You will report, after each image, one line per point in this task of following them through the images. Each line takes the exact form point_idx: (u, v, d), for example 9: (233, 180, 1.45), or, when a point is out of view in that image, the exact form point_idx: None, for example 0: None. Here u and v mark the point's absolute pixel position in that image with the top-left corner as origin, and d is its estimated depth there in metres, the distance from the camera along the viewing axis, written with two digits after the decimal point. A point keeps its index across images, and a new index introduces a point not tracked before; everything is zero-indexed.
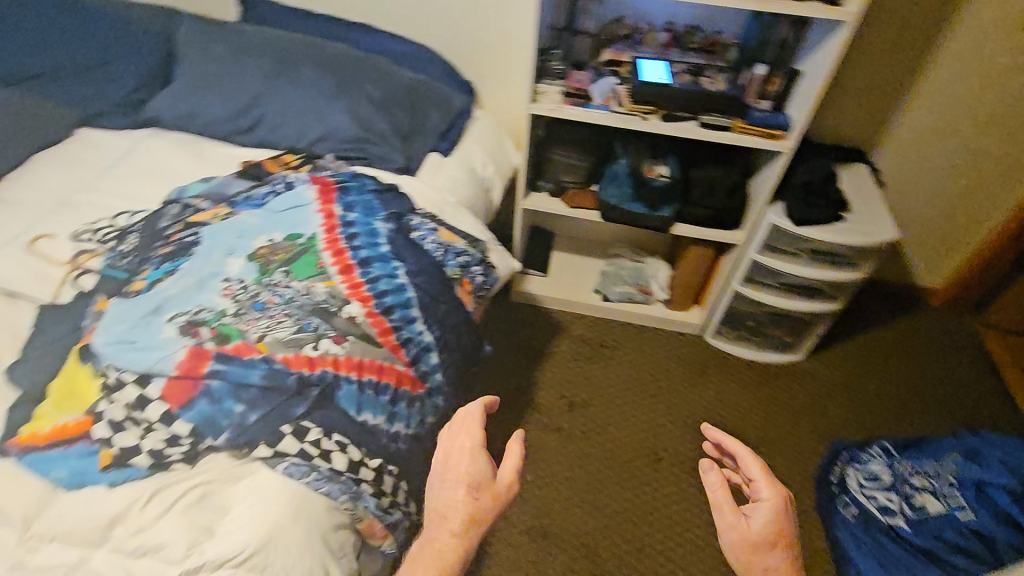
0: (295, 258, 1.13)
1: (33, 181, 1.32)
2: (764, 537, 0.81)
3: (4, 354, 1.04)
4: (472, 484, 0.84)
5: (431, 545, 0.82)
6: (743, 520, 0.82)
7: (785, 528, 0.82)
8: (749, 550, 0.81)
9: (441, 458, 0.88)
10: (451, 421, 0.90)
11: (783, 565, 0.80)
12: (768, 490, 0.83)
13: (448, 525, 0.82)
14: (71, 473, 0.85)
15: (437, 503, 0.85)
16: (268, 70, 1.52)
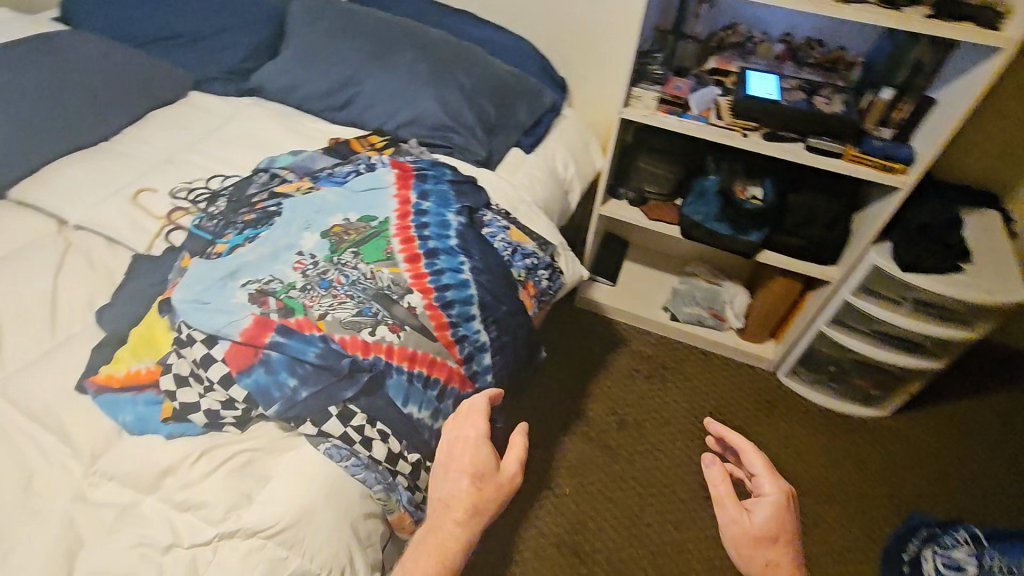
0: (366, 241, 1.13)
1: (146, 137, 1.42)
2: (766, 532, 0.77)
3: (98, 295, 1.12)
4: (474, 473, 0.84)
5: (433, 535, 0.81)
6: (746, 516, 0.78)
7: (788, 523, 0.78)
8: (751, 545, 0.76)
9: (447, 449, 0.88)
10: (457, 414, 0.91)
11: (786, 561, 0.75)
12: (770, 485, 0.80)
13: (450, 514, 0.82)
14: (136, 418, 0.91)
15: (440, 493, 0.84)
16: (367, 51, 1.55)
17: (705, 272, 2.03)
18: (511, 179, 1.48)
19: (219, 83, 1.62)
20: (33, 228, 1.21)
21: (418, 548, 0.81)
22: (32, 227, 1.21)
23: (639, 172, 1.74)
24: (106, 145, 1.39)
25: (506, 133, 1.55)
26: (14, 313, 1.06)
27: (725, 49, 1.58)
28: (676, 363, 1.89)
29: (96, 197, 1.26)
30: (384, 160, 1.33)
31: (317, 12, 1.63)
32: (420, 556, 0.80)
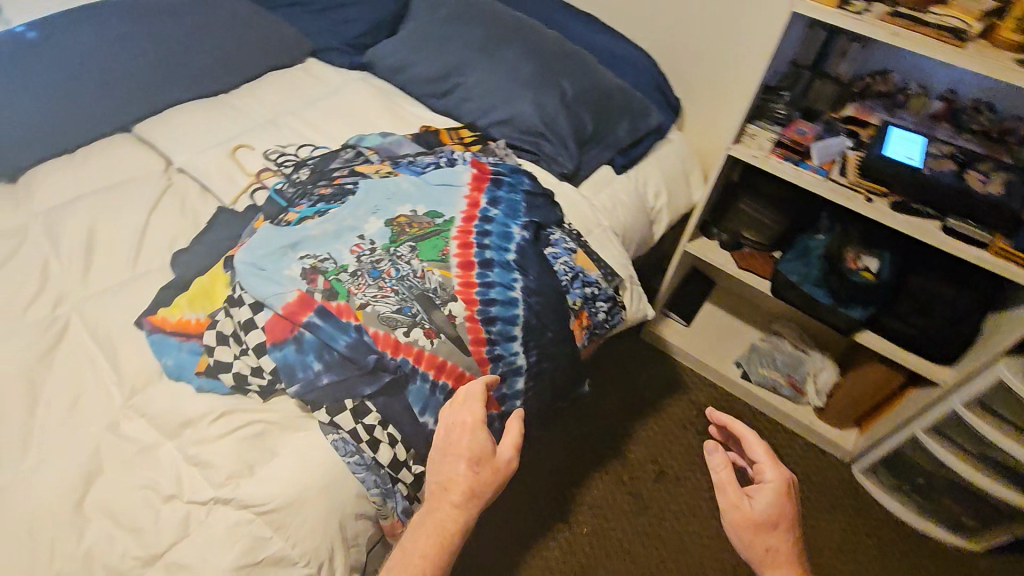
0: (425, 238, 1.12)
1: (259, 96, 1.50)
2: (767, 518, 0.82)
3: (181, 238, 1.20)
4: (471, 457, 0.85)
5: (433, 516, 0.83)
6: (748, 502, 0.84)
7: (787, 508, 0.84)
8: (753, 530, 0.82)
9: (443, 434, 0.89)
10: (453, 401, 0.91)
11: (783, 545, 0.81)
12: (771, 471, 0.86)
13: (449, 497, 0.83)
14: (176, 364, 0.96)
15: (438, 476, 0.86)
16: (477, 44, 1.53)
17: (792, 334, 1.80)
18: (592, 199, 1.40)
19: (335, 53, 1.67)
20: (144, 164, 1.32)
21: (417, 529, 0.83)
22: (144, 163, 1.32)
23: (738, 215, 1.58)
24: (223, 98, 1.49)
25: (599, 149, 1.47)
26: (107, 240, 1.16)
27: (868, 97, 1.38)
28: None
29: (201, 145, 1.35)
30: (466, 158, 1.31)
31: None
32: (418, 537, 0.82)
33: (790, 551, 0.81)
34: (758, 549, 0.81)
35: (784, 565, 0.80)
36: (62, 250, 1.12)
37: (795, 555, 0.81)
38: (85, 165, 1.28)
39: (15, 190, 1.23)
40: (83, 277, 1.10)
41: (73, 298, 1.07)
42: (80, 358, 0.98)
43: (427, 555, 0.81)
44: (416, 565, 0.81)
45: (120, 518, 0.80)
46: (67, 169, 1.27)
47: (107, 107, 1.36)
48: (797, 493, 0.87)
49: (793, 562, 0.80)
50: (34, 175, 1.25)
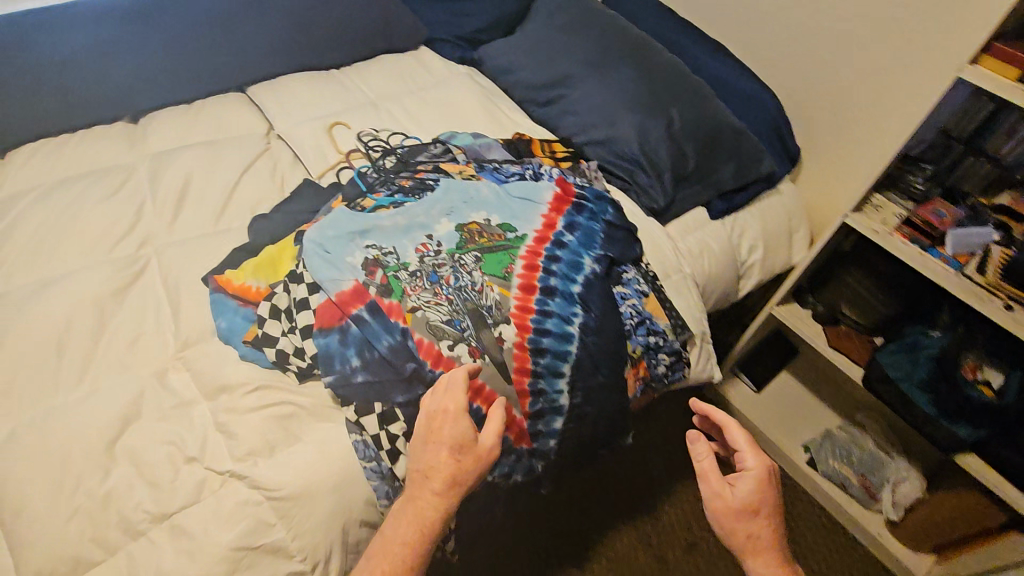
0: (492, 251, 1.08)
1: (367, 76, 1.53)
2: (749, 506, 0.84)
3: (264, 203, 1.24)
4: (453, 445, 0.81)
5: (413, 504, 0.80)
6: (731, 492, 0.85)
7: (768, 494, 0.85)
8: (736, 518, 0.84)
9: (425, 421, 0.85)
10: (436, 389, 0.87)
11: (764, 530, 0.84)
12: (751, 461, 0.86)
13: (430, 485, 0.80)
14: (228, 327, 0.97)
15: (419, 463, 0.82)
16: (591, 58, 1.46)
17: (878, 431, 1.59)
18: (677, 241, 1.31)
19: (448, 45, 1.66)
20: (249, 125, 1.38)
21: (397, 518, 0.80)
22: (249, 124, 1.38)
23: (841, 288, 1.42)
24: (333, 74, 1.53)
25: (697, 189, 1.36)
26: (199, 192, 1.21)
27: None
28: (789, 517, 1.55)
29: (303, 117, 1.39)
30: (553, 175, 1.25)
31: (561, 5, 1.59)
32: (398, 524, 0.80)
33: (771, 534, 0.84)
34: (739, 536, 0.83)
35: (764, 551, 0.82)
36: (158, 194, 1.18)
37: (775, 538, 0.84)
38: (197, 117, 1.36)
39: (132, 130, 1.32)
40: (170, 223, 1.15)
41: (156, 242, 1.12)
42: (148, 301, 1.02)
43: (406, 543, 0.78)
44: (396, 552, 0.78)
45: (143, 468, 0.81)
46: (181, 118, 1.35)
47: (228, 67, 1.43)
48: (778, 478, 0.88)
49: (773, 546, 0.83)
50: (152, 119, 1.34)
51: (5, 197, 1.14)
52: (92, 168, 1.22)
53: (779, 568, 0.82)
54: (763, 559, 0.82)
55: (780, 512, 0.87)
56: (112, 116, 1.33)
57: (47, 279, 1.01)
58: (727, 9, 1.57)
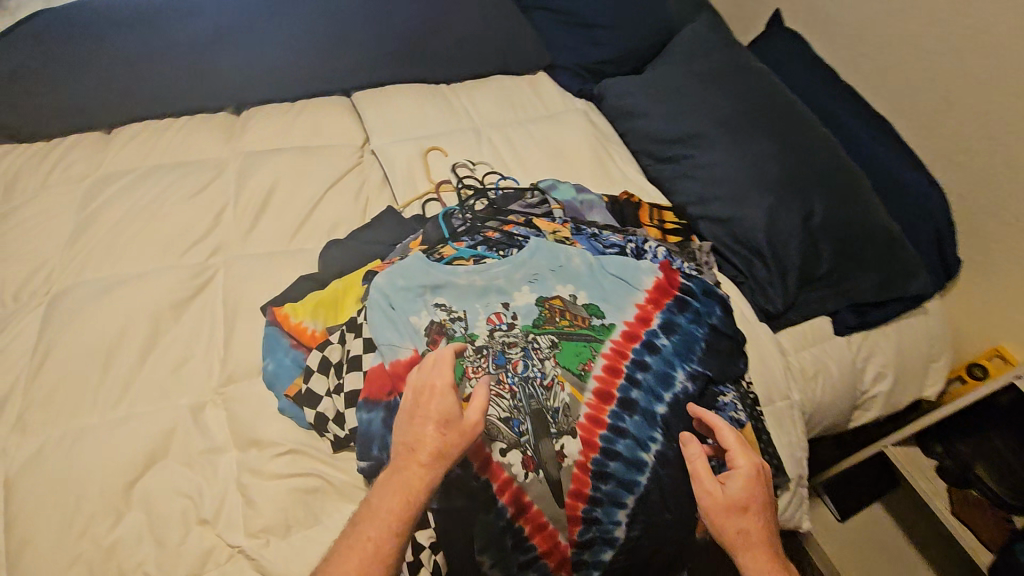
0: (571, 338, 0.94)
1: (476, 98, 1.42)
2: (739, 503, 0.79)
3: (342, 225, 1.16)
4: (440, 420, 0.74)
5: (397, 477, 0.73)
6: (718, 487, 0.80)
7: (760, 493, 0.80)
8: (724, 512, 0.78)
9: (410, 395, 0.77)
10: (423, 363, 0.79)
11: (757, 529, 0.78)
12: (740, 459, 0.81)
13: (417, 458, 0.73)
14: (273, 370, 0.90)
15: (404, 437, 0.74)
16: (727, 119, 1.27)
17: None
18: (788, 356, 1.11)
19: (567, 75, 1.52)
20: (346, 134, 1.31)
21: (379, 490, 0.73)
22: (346, 133, 1.31)
23: (983, 445, 1.18)
24: (441, 90, 1.43)
25: (827, 297, 1.15)
26: (280, 203, 1.15)
27: None
28: None
29: (401, 135, 1.30)
30: (658, 256, 1.09)
31: (703, 51, 1.40)
32: (381, 497, 0.72)
33: (764, 532, 0.78)
34: (728, 533, 0.77)
35: (755, 550, 0.76)
36: (241, 200, 1.14)
37: (768, 536, 0.78)
38: (296, 118, 1.31)
39: (233, 123, 1.29)
40: (245, 233, 1.10)
41: (228, 251, 1.07)
42: (205, 320, 0.97)
43: (389, 517, 0.71)
44: (379, 524, 0.71)
45: (154, 522, 0.76)
46: (281, 118, 1.30)
47: (337, 69, 1.37)
48: (770, 477, 0.83)
49: (766, 545, 0.77)
50: (253, 115, 1.30)
51: (99, 176, 1.14)
52: (187, 159, 1.20)
53: (773, 569, 0.76)
54: (755, 559, 0.76)
55: (775, 513, 0.81)
56: (216, 105, 1.31)
57: (115, 277, 0.99)
58: (906, 83, 1.31)
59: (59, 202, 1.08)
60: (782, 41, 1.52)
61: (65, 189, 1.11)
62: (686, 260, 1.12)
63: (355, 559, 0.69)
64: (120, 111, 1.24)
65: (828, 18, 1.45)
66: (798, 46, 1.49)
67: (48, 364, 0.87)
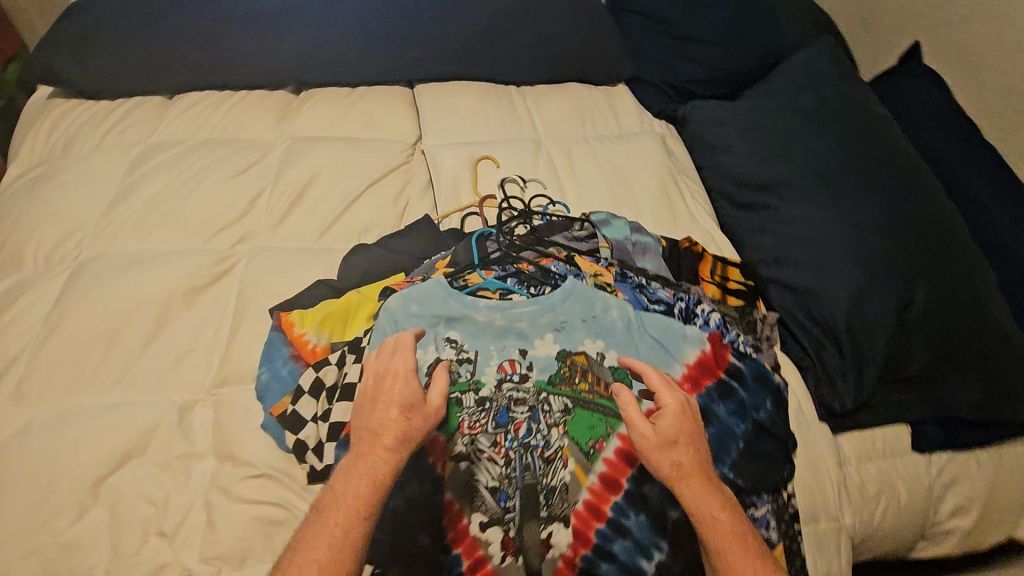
0: (587, 406, 0.83)
1: (544, 105, 1.30)
2: (671, 435, 0.74)
3: (374, 229, 1.10)
4: (403, 405, 0.72)
5: (360, 461, 0.69)
6: (649, 428, 0.75)
7: (691, 429, 0.76)
8: (657, 449, 0.73)
9: (369, 382, 0.75)
10: (382, 352, 0.78)
11: (690, 459, 0.74)
12: (668, 399, 0.77)
13: (381, 441, 0.70)
14: (266, 381, 0.85)
15: (366, 423, 0.71)
16: (825, 172, 1.08)
17: None
18: (846, 467, 0.94)
19: (650, 91, 1.36)
20: (398, 130, 1.23)
21: (341, 477, 0.69)
22: (399, 129, 1.23)
23: None
24: (508, 93, 1.32)
25: (909, 404, 0.96)
26: (316, 197, 1.11)
27: None
28: None
29: (454, 138, 1.21)
30: (709, 323, 0.94)
31: (813, 86, 1.20)
32: (344, 484, 0.68)
33: (700, 461, 0.75)
34: (664, 468, 0.73)
35: (690, 480, 0.72)
36: (278, 188, 1.10)
37: (704, 464, 0.75)
38: (351, 106, 1.25)
39: (288, 105, 1.25)
40: (274, 224, 1.06)
41: (253, 241, 1.04)
42: (213, 312, 0.94)
43: (355, 502, 0.67)
44: (344, 512, 0.67)
45: (115, 525, 0.74)
46: (335, 104, 1.25)
47: (401, 58, 1.29)
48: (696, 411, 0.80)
49: (702, 474, 0.73)
50: (309, 97, 1.26)
51: (149, 145, 1.14)
52: (236, 138, 1.18)
53: (710, 497, 0.72)
54: (692, 488, 0.72)
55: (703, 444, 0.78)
56: (275, 83, 1.27)
57: (138, 255, 0.98)
58: None
59: (107, 167, 1.10)
60: (915, 82, 1.28)
61: (116, 154, 1.12)
62: (743, 332, 0.96)
63: (321, 548, 0.65)
64: (180, 78, 1.23)
65: (978, 63, 1.19)
66: (934, 89, 1.24)
67: (56, 335, 0.88)
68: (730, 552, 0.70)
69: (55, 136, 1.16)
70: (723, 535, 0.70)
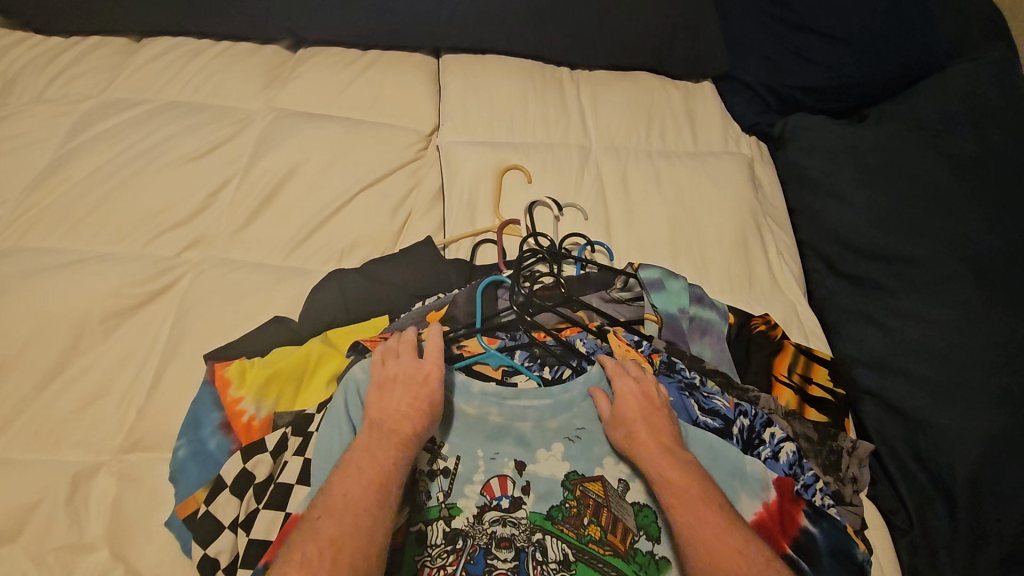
0: (595, 565, 0.61)
1: (601, 99, 1.01)
2: (638, 396, 0.64)
3: (362, 248, 0.86)
4: (435, 396, 0.62)
5: (395, 433, 0.59)
6: (605, 403, 0.66)
7: (653, 407, 0.64)
8: (611, 423, 0.64)
9: (393, 370, 0.64)
10: (403, 350, 0.66)
11: (661, 426, 0.62)
12: (619, 380, 0.66)
13: (414, 417, 0.60)
14: (182, 460, 0.65)
15: (393, 401, 0.61)
16: (975, 257, 0.80)
17: None
18: None
19: (743, 94, 1.05)
20: (410, 115, 0.97)
21: (371, 444, 0.58)
22: (412, 113, 0.97)
23: None
24: (557, 79, 1.03)
25: None
26: (294, 199, 0.88)
27: None
28: None
29: (479, 136, 0.95)
30: (778, 459, 0.68)
31: (973, 121, 0.88)
32: (381, 452, 0.57)
33: (656, 426, 0.62)
34: (628, 435, 0.62)
35: (663, 444, 0.61)
36: (248, 182, 0.88)
37: (664, 430, 0.62)
38: (356, 76, 0.99)
39: (280, 67, 1.01)
40: (235, 229, 0.85)
41: (206, 248, 0.83)
42: (141, 345, 0.75)
43: (392, 471, 0.57)
44: (382, 478, 0.56)
45: None
46: (337, 71, 1.00)
47: (426, 16, 1.01)
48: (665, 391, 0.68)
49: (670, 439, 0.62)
50: (308, 60, 1.01)
51: (100, 102, 0.92)
52: (207, 105, 0.94)
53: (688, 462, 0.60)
54: (654, 453, 0.60)
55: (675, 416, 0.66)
56: (269, 34, 1.03)
57: (64, 255, 0.79)
58: None
59: (43, 126, 0.89)
60: None
61: (58, 109, 0.90)
62: (820, 469, 0.71)
63: (360, 509, 0.53)
64: (154, 17, 1.00)
65: None
66: None
67: None
68: (690, 508, 0.56)
69: None
70: (682, 495, 0.57)
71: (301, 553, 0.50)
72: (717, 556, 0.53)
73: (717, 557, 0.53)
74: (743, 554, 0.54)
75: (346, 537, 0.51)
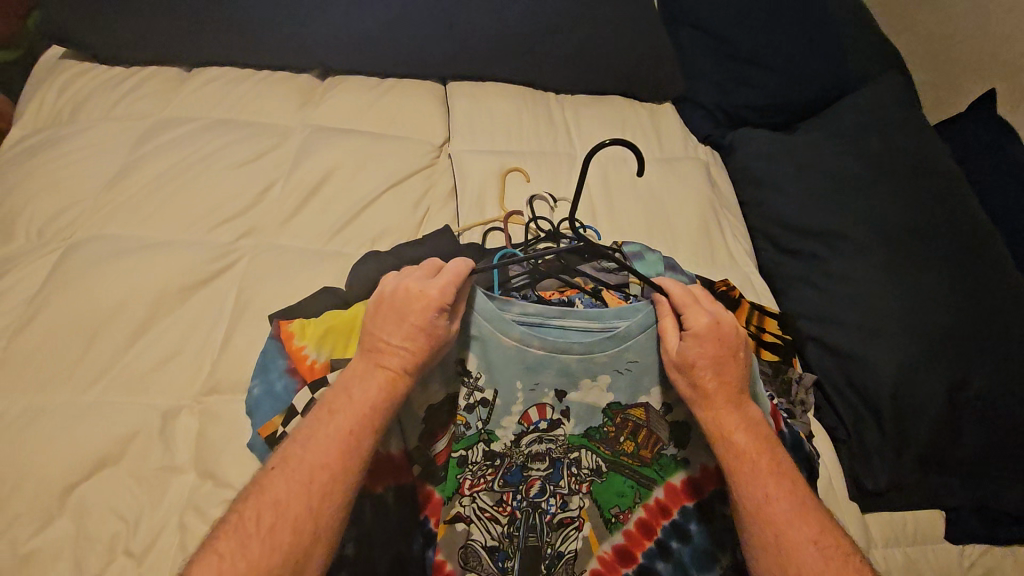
0: (620, 469, 0.80)
1: (583, 117, 1.22)
2: (706, 345, 0.70)
3: (392, 235, 1.02)
4: (424, 329, 0.69)
5: (375, 373, 0.68)
6: (675, 344, 0.73)
7: (719, 353, 0.71)
8: (674, 368, 0.73)
9: (389, 296, 0.71)
10: (413, 273, 0.72)
11: (729, 380, 0.71)
12: (693, 324, 0.71)
13: (388, 360, 0.68)
14: (257, 397, 0.78)
15: (377, 339, 0.69)
16: (888, 229, 1.01)
17: None
18: (873, 550, 0.87)
19: (699, 113, 1.27)
20: (426, 130, 1.16)
21: (347, 389, 0.67)
22: (427, 128, 1.16)
23: None
24: (546, 101, 1.24)
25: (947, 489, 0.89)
26: (332, 195, 1.04)
27: None
28: None
29: (485, 146, 1.14)
30: None
31: (877, 128, 1.12)
32: (355, 398, 0.66)
33: (725, 382, 0.71)
34: (703, 387, 0.70)
35: (725, 397, 0.70)
36: (293, 182, 1.04)
37: (731, 385, 0.71)
38: (378, 98, 1.18)
39: (313, 91, 1.18)
40: (283, 221, 1.00)
41: (259, 236, 0.98)
42: (210, 312, 0.88)
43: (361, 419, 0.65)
44: (351, 425, 0.65)
45: (82, 537, 0.69)
46: (361, 94, 1.18)
47: (437, 51, 1.22)
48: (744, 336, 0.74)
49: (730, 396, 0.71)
50: (336, 86, 1.19)
51: (160, 119, 1.08)
52: (253, 121, 1.11)
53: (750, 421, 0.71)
54: (721, 410, 0.70)
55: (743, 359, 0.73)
56: (302, 65, 1.21)
57: (139, 240, 0.93)
58: None
59: (114, 137, 1.04)
60: (991, 135, 1.19)
61: (125, 124, 1.06)
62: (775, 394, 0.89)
63: (322, 459, 0.62)
64: (202, 50, 1.18)
65: None
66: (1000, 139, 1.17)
67: (42, 321, 0.83)
68: (761, 486, 0.67)
69: (63, 99, 1.10)
70: (745, 463, 0.68)
71: (257, 500, 0.60)
72: (783, 536, 0.64)
73: (778, 532, 0.65)
74: (813, 543, 0.64)
75: (302, 485, 0.61)
